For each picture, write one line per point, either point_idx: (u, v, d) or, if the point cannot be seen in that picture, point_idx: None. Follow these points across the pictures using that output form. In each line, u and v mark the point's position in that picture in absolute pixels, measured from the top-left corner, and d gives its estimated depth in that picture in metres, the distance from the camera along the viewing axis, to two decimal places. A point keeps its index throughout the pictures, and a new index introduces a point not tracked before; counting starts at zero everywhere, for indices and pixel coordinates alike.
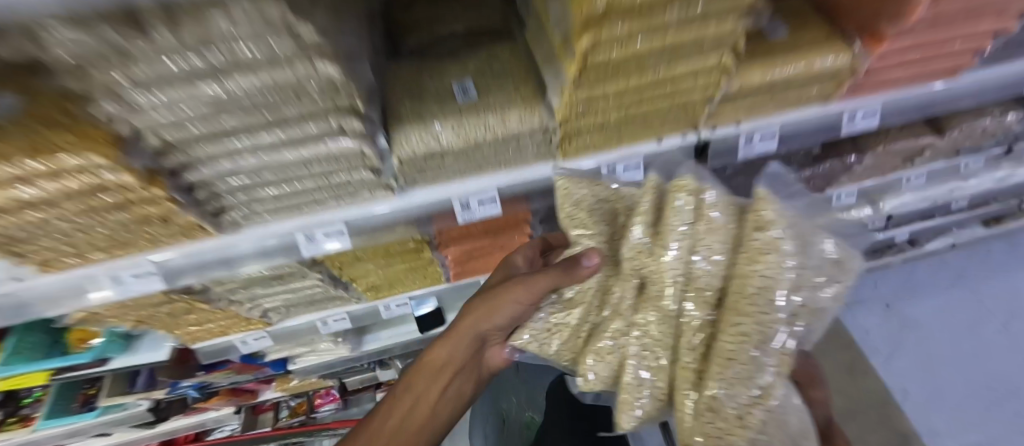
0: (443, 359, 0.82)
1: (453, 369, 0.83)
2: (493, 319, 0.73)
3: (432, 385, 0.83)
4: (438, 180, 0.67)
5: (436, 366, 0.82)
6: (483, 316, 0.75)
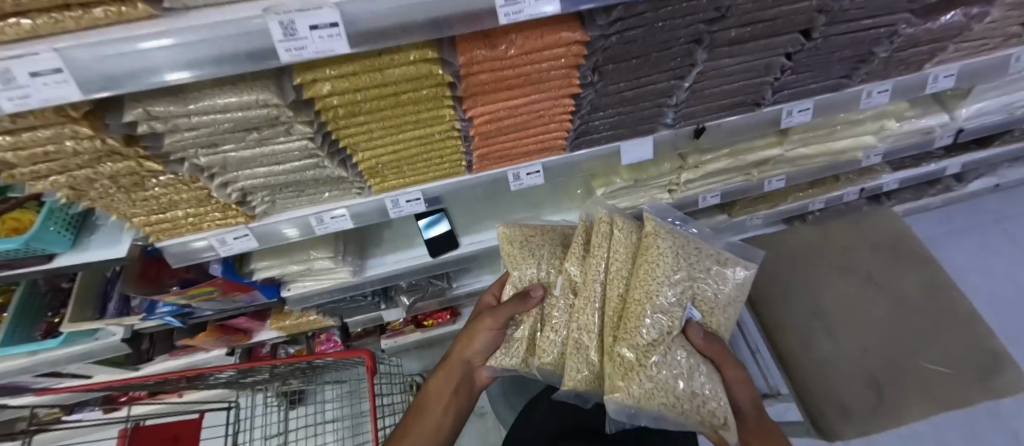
0: (444, 380, 0.83)
1: (449, 392, 0.82)
2: (481, 336, 0.82)
3: (433, 403, 0.82)
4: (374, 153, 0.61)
5: (431, 397, 0.82)
6: (476, 335, 0.83)
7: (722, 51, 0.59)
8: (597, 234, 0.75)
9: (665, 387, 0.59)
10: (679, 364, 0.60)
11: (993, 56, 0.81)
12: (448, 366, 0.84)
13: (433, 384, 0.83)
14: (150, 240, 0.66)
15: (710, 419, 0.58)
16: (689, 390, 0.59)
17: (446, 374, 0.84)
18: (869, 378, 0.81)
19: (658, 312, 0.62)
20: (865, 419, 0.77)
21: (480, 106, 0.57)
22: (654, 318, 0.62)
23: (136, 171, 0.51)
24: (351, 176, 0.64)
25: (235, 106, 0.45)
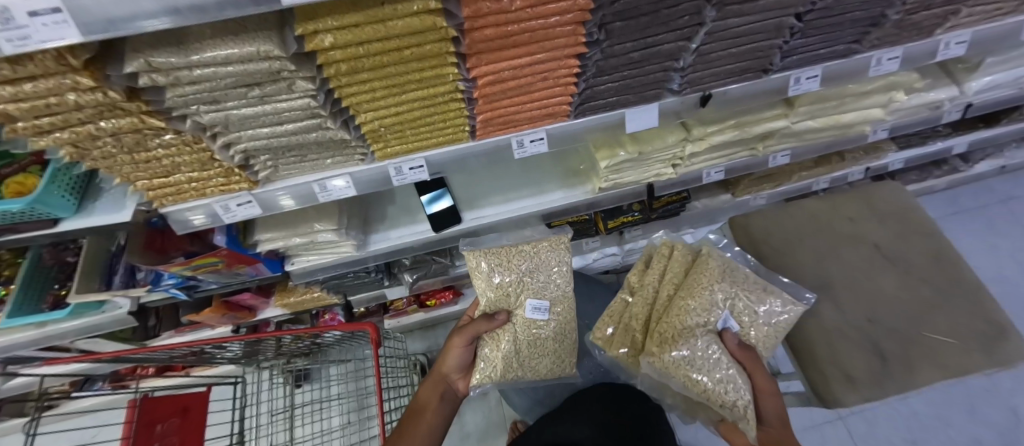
0: (425, 397, 0.90)
1: (437, 404, 0.88)
2: (457, 350, 0.94)
3: (421, 412, 0.86)
4: (402, 151, 0.69)
5: (421, 410, 0.87)
6: (454, 349, 0.94)
7: (730, 8, 0.58)
8: (682, 257, 0.87)
9: (692, 364, 0.73)
10: (707, 353, 0.73)
11: (1006, 22, 0.80)
12: (432, 382, 0.93)
13: (421, 399, 0.89)
14: (153, 205, 0.66)
15: (728, 405, 0.71)
16: (709, 377, 0.72)
17: (433, 387, 0.92)
18: (874, 346, 0.82)
19: (699, 308, 0.77)
20: (867, 386, 0.78)
21: (484, 65, 0.56)
22: (696, 310, 0.77)
23: (137, 128, 0.51)
24: (355, 139, 0.63)
25: (236, 58, 0.45)
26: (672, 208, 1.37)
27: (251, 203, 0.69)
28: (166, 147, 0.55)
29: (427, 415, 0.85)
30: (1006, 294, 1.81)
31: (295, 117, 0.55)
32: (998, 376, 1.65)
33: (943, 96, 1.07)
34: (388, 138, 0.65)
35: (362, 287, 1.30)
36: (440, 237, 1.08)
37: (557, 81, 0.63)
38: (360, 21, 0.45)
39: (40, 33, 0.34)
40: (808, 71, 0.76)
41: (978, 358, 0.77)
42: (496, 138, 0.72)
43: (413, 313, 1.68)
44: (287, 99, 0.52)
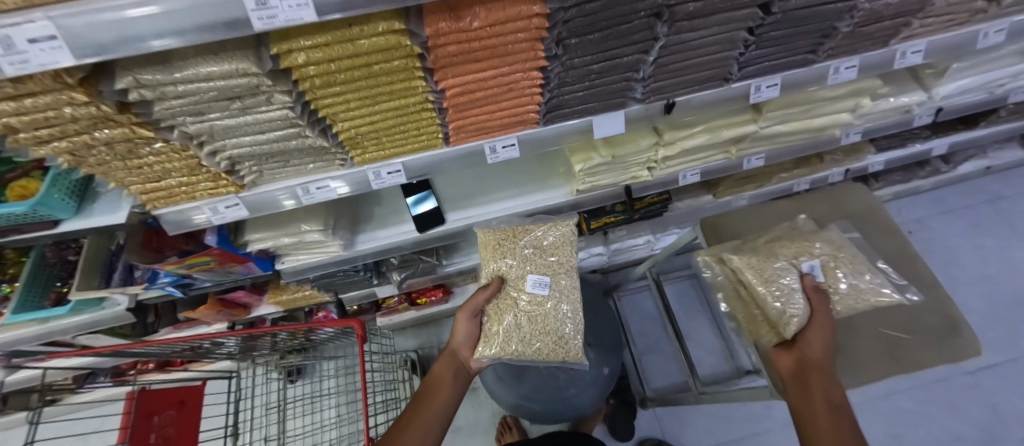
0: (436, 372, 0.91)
1: (448, 378, 0.89)
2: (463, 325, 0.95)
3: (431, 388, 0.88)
4: (381, 156, 0.74)
5: (433, 386, 0.88)
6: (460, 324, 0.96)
7: (682, 24, 0.62)
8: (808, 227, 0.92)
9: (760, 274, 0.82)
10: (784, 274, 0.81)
11: (960, 32, 0.83)
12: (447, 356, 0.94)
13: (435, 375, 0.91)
14: (147, 207, 0.71)
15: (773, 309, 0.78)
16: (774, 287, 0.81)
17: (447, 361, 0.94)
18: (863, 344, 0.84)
19: (796, 248, 0.85)
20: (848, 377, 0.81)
21: (451, 78, 0.60)
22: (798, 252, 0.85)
23: (129, 137, 0.55)
24: (333, 146, 0.68)
25: (218, 74, 0.49)
26: (655, 209, 1.40)
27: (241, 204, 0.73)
28: (157, 153, 0.59)
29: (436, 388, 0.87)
30: (989, 292, 1.84)
31: (273, 126, 0.60)
32: (980, 373, 1.68)
33: (909, 101, 1.11)
34: (369, 145, 0.70)
35: (354, 284, 1.34)
36: (426, 237, 1.12)
37: (522, 92, 0.67)
38: (328, 42, 0.50)
39: (37, 58, 0.39)
40: (770, 79, 0.80)
41: (930, 354, 0.81)
42: (469, 144, 0.76)
43: (405, 311, 1.72)
44: (266, 110, 0.56)
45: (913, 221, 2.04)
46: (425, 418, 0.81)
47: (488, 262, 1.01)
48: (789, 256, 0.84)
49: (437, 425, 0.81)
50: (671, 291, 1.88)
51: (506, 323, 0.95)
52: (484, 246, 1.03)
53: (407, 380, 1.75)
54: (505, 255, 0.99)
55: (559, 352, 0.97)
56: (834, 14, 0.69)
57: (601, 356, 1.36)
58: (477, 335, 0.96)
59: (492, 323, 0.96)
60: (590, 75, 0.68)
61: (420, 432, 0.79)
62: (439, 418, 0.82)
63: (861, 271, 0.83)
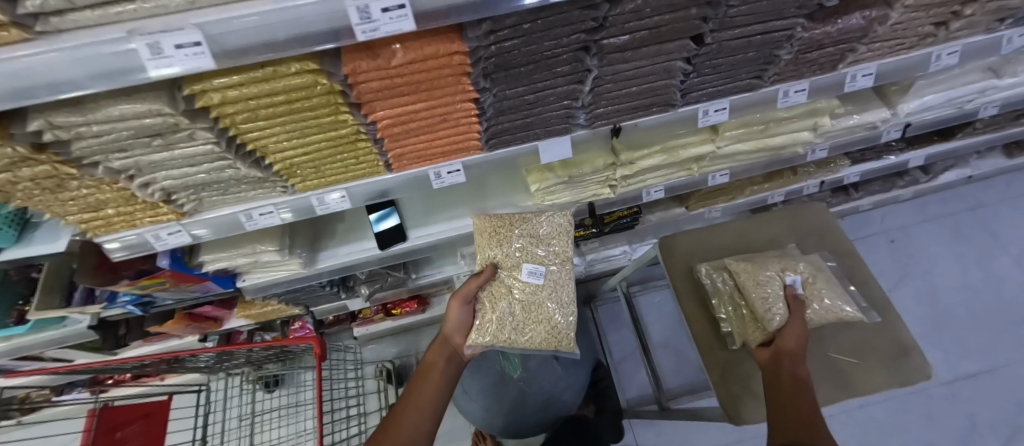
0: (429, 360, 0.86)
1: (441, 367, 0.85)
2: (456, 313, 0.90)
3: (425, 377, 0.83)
4: (323, 183, 0.74)
5: (425, 374, 0.83)
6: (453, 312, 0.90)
7: (612, 56, 0.62)
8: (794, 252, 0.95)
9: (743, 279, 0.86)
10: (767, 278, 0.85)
11: (910, 55, 0.83)
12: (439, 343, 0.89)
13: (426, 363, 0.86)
14: (87, 235, 0.71)
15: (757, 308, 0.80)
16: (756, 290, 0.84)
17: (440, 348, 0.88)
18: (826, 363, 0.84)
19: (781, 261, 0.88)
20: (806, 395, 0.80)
21: (380, 111, 0.60)
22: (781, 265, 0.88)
23: (54, 174, 0.55)
24: (270, 176, 0.68)
25: (132, 115, 0.49)
26: (625, 222, 1.40)
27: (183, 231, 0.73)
28: (85, 186, 0.59)
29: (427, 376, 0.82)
30: (968, 302, 1.83)
31: (202, 159, 0.60)
32: (957, 385, 1.68)
33: (873, 119, 1.10)
34: (312, 171, 0.70)
35: (323, 297, 1.35)
36: (388, 254, 1.12)
37: (458, 123, 0.67)
38: (244, 83, 0.50)
39: None
40: (717, 102, 0.79)
41: (879, 377, 0.81)
42: (413, 170, 0.76)
43: (380, 322, 1.72)
44: (189, 146, 0.57)
45: (895, 229, 2.03)
46: (418, 407, 0.77)
47: (484, 247, 0.95)
48: (775, 267, 0.87)
49: (430, 415, 0.76)
50: (649, 300, 1.87)
51: (501, 310, 0.90)
52: (480, 232, 0.96)
53: (383, 390, 1.75)
54: (502, 241, 0.94)
55: (553, 342, 0.94)
56: (772, 41, 0.68)
57: (570, 369, 1.36)
58: (470, 322, 0.91)
59: (485, 311, 0.90)
60: (528, 105, 0.68)
61: (412, 422, 0.75)
62: (430, 407, 0.77)
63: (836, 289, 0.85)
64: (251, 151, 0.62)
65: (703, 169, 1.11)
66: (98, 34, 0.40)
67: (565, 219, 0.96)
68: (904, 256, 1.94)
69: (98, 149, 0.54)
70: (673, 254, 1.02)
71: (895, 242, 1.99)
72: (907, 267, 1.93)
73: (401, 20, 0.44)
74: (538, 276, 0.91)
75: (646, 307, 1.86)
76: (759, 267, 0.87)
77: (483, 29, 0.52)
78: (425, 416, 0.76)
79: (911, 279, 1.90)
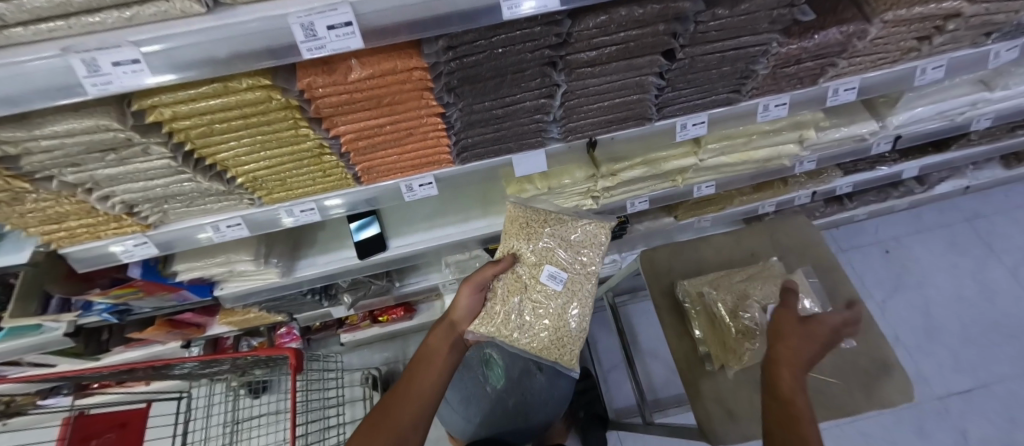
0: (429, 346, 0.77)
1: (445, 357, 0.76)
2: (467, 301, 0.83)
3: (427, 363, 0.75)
4: (291, 196, 0.73)
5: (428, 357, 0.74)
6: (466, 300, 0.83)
7: (580, 71, 0.61)
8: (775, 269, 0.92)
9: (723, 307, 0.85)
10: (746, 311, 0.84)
11: (894, 69, 0.81)
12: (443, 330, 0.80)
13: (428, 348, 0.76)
14: (52, 246, 0.70)
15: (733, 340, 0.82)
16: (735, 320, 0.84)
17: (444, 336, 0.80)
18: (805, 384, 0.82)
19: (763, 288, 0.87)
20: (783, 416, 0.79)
21: (341, 125, 0.59)
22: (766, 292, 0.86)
23: (6, 188, 0.54)
24: (234, 188, 0.67)
25: (79, 129, 0.48)
26: (612, 232, 1.38)
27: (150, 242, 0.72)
28: (42, 198, 0.58)
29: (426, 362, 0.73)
30: (961, 315, 1.80)
31: (160, 173, 0.59)
32: (949, 399, 1.65)
33: (861, 131, 1.08)
34: (279, 184, 0.69)
35: (305, 305, 1.34)
36: (369, 263, 1.11)
37: (425, 137, 0.67)
38: (191, 98, 0.49)
39: None
40: (695, 114, 0.78)
41: (859, 398, 0.79)
42: (387, 184, 0.75)
43: (367, 328, 1.71)
44: (145, 161, 0.56)
45: (890, 240, 2.01)
46: (412, 396, 0.67)
47: (509, 237, 0.89)
48: (757, 295, 0.86)
49: (426, 407, 0.66)
50: (639, 309, 1.86)
51: (511, 305, 0.84)
52: (510, 223, 0.90)
53: (369, 397, 1.73)
54: (533, 237, 0.88)
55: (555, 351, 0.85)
56: (748, 57, 0.66)
57: (555, 380, 1.35)
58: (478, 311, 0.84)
59: (496, 303, 0.84)
60: (498, 118, 0.67)
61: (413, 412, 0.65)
62: (429, 399, 0.68)
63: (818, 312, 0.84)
64: (212, 165, 0.61)
65: (687, 181, 1.09)
66: (33, 50, 0.39)
67: (601, 228, 0.89)
68: (897, 268, 1.93)
69: (55, 164, 0.53)
70: (654, 268, 1.00)
71: (889, 252, 1.97)
72: (901, 278, 1.90)
73: (348, 38, 0.43)
74: (559, 281, 0.84)
75: (635, 316, 1.84)
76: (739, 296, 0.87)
77: (440, 45, 0.51)
78: (423, 409, 0.66)
79: (905, 291, 1.88)
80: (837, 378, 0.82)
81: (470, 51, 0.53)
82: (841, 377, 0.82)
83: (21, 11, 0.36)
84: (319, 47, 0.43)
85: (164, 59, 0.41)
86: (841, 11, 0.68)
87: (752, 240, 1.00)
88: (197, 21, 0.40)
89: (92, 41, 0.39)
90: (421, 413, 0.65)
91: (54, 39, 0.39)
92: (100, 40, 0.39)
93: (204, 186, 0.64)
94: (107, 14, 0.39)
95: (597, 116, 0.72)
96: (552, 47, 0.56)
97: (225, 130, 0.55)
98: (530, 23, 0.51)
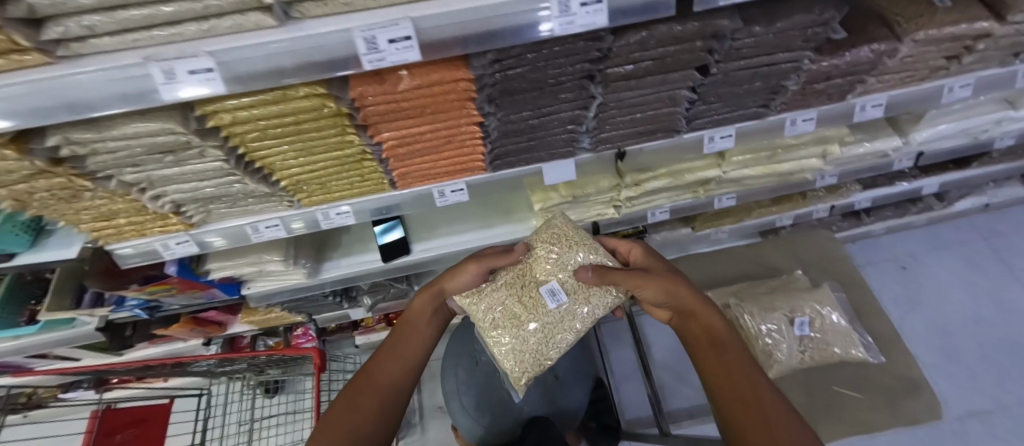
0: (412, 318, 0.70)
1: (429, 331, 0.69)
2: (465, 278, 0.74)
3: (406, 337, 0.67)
4: (328, 199, 0.75)
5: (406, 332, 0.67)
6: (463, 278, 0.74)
7: (617, 84, 0.63)
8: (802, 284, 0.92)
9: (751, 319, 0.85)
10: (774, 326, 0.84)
11: (921, 87, 0.82)
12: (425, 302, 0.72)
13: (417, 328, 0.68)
14: (99, 243, 0.73)
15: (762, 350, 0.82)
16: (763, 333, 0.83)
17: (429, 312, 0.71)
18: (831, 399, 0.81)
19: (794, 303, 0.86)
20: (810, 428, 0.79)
21: (385, 132, 0.61)
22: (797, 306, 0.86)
23: (68, 186, 0.57)
24: (277, 191, 0.69)
25: (144, 133, 0.51)
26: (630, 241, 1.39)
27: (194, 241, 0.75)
28: (99, 196, 0.61)
29: (403, 345, 0.65)
30: (981, 335, 1.77)
31: (211, 175, 0.61)
32: (969, 421, 1.61)
33: (884, 147, 1.09)
34: (320, 188, 0.71)
35: (325, 306, 1.36)
36: (392, 266, 1.13)
37: (462, 145, 0.68)
38: (251, 104, 0.51)
39: None
40: (723, 127, 0.79)
41: (884, 417, 0.79)
42: (421, 189, 0.77)
43: (382, 331, 1.72)
44: (199, 162, 0.58)
45: (908, 257, 1.98)
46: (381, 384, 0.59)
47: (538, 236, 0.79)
48: (787, 309, 0.85)
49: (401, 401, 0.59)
50: (653, 320, 1.85)
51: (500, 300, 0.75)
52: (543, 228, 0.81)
53: None
54: (564, 246, 0.77)
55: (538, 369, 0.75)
56: (780, 73, 0.68)
57: (569, 389, 1.34)
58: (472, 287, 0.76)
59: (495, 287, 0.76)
60: (533, 128, 0.68)
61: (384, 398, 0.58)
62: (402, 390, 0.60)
63: (846, 328, 0.84)
64: (259, 167, 0.64)
65: (709, 192, 1.10)
66: (118, 59, 0.41)
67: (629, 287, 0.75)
68: (914, 285, 1.90)
69: (116, 165, 0.55)
70: None
71: (905, 269, 1.95)
72: (918, 296, 1.88)
73: (407, 51, 0.45)
74: (559, 303, 0.73)
75: (649, 327, 1.83)
76: (766, 309, 0.86)
77: (488, 58, 0.53)
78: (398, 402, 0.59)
79: (922, 309, 1.85)
80: (864, 394, 0.81)
81: (514, 65, 0.55)
82: (867, 393, 0.81)
83: (115, 23, 0.39)
84: (379, 61, 0.45)
85: (236, 70, 0.44)
86: (871, 30, 0.69)
87: (775, 254, 1.01)
88: (269, 34, 0.43)
89: (171, 51, 0.42)
90: (392, 409, 0.58)
91: (138, 48, 0.42)
92: (179, 51, 0.42)
93: (249, 187, 0.66)
94: (188, 29, 0.41)
95: (628, 127, 0.73)
96: (592, 61, 0.58)
97: (277, 134, 0.57)
98: (574, 39, 0.53)
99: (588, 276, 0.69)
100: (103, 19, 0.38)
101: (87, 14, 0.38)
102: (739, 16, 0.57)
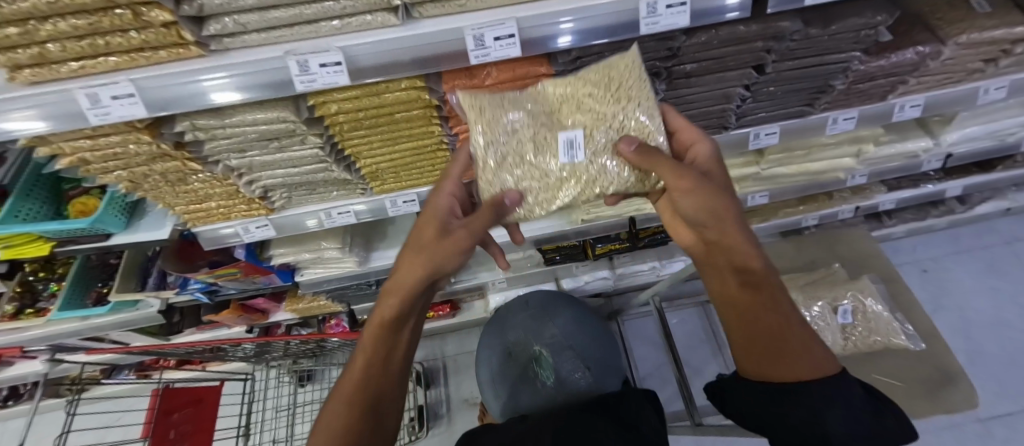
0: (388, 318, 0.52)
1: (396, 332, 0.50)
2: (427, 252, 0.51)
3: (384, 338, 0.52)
4: (398, 186, 0.80)
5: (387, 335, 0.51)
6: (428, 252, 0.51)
7: (679, 81, 0.68)
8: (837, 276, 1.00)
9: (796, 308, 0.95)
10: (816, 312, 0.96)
11: (958, 89, 0.86)
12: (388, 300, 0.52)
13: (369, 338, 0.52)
14: (187, 225, 0.79)
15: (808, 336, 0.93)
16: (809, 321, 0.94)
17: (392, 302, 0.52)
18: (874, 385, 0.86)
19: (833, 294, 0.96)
20: None
21: (464, 125, 0.66)
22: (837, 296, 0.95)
23: (181, 170, 0.63)
24: (356, 178, 0.75)
25: (261, 121, 0.56)
26: (660, 238, 1.42)
27: (272, 224, 0.81)
28: (200, 180, 0.66)
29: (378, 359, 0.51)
30: (1003, 337, 1.78)
31: (306, 162, 0.67)
32: (991, 423, 1.63)
33: (915, 148, 1.12)
34: (392, 176, 0.77)
35: (364, 296, 1.41)
36: None
37: None
38: (356, 95, 0.56)
39: (121, 111, 0.47)
40: (770, 125, 0.83)
41: (924, 405, 0.81)
42: (483, 180, 0.82)
43: None
44: (299, 149, 0.64)
45: (928, 259, 2.00)
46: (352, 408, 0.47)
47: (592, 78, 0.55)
48: (828, 298, 0.96)
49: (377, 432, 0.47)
50: (676, 318, 1.87)
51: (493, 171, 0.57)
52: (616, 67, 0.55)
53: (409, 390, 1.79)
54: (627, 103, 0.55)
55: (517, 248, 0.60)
56: (829, 72, 0.72)
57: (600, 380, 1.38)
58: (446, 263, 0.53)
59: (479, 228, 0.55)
60: None
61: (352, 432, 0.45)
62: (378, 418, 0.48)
63: (886, 316, 0.91)
64: (345, 156, 0.69)
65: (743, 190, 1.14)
66: (260, 52, 0.47)
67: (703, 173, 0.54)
68: (936, 288, 1.92)
69: (224, 150, 0.61)
70: None
71: (927, 272, 1.97)
72: (940, 299, 1.90)
73: (509, 47, 0.50)
74: (573, 158, 0.55)
75: (672, 324, 1.86)
76: (808, 297, 0.96)
77: (570, 56, 0.58)
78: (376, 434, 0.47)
79: (943, 311, 1.87)
80: (903, 382, 0.85)
81: (592, 62, 0.59)
82: (907, 381, 0.85)
83: (264, 20, 0.44)
84: (483, 56, 0.50)
85: (356, 62, 0.49)
86: (914, 34, 0.73)
87: (812, 248, 1.04)
88: (389, 32, 0.48)
89: (305, 42, 0.47)
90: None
91: (276, 41, 0.47)
92: (312, 45, 0.47)
93: (334, 174, 0.71)
94: (320, 26, 0.47)
95: (683, 123, 0.78)
96: (660, 60, 0.63)
97: (371, 124, 0.62)
98: (647, 39, 0.58)
99: (630, 149, 0.52)
100: (255, 17, 0.44)
101: (245, 14, 0.44)
102: (798, 19, 0.62)
